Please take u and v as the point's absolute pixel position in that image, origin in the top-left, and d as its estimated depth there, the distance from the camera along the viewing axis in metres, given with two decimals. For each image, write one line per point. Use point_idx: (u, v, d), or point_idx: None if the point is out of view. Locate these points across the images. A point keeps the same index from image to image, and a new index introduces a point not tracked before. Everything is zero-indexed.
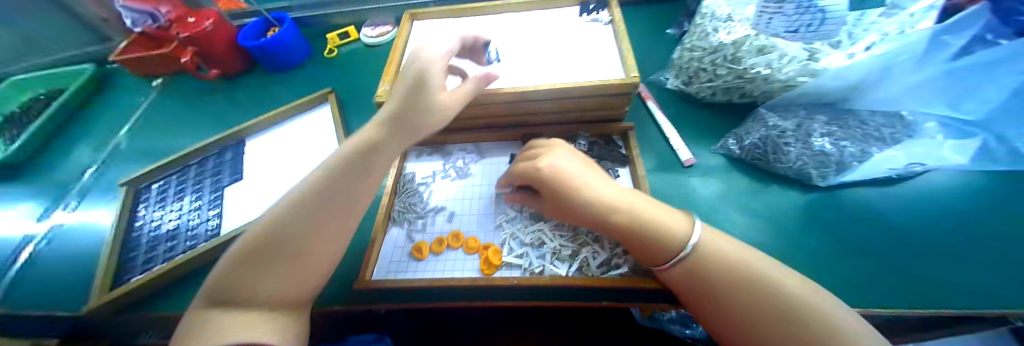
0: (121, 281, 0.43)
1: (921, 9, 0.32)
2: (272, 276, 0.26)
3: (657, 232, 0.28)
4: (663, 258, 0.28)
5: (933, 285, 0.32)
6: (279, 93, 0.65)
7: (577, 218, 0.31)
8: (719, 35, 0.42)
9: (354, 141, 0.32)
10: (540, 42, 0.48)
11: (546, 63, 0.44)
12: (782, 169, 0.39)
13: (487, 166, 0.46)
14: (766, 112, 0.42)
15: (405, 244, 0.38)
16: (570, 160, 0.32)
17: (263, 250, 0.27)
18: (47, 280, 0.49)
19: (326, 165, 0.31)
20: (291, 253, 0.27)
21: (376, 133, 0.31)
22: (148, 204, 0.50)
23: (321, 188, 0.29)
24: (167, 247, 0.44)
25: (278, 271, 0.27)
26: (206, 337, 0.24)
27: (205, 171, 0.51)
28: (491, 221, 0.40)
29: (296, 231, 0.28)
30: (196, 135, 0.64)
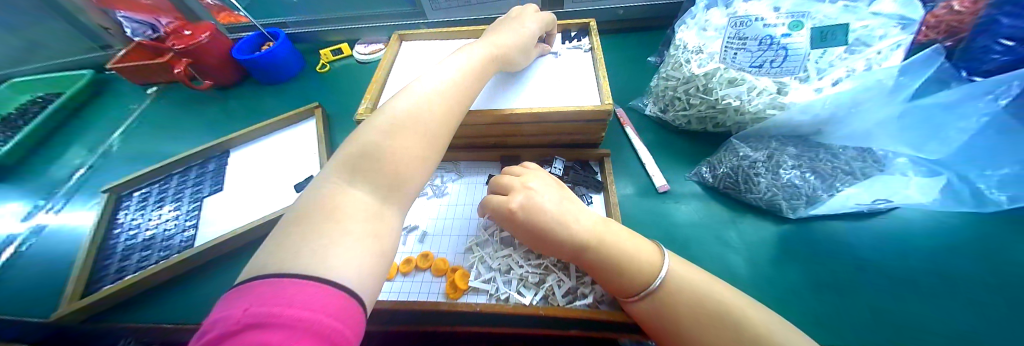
0: (91, 289, 0.42)
1: (887, 47, 0.34)
2: (360, 205, 0.24)
3: (626, 264, 0.28)
4: (631, 291, 0.28)
5: (906, 326, 0.31)
6: (269, 104, 0.67)
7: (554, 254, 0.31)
8: (691, 67, 0.43)
9: (380, 117, 0.30)
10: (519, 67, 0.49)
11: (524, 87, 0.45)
12: (753, 199, 0.40)
13: (463, 186, 0.46)
14: (738, 143, 0.42)
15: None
16: (543, 194, 0.32)
17: (323, 205, 0.23)
18: (20, 283, 0.49)
19: (353, 142, 0.28)
20: (393, 159, 0.27)
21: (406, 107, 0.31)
22: (129, 211, 0.50)
23: (365, 147, 0.27)
24: (140, 256, 0.44)
25: (377, 182, 0.26)
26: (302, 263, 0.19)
27: (187, 181, 0.52)
28: (462, 242, 0.39)
29: (362, 175, 0.26)
30: (186, 143, 0.65)
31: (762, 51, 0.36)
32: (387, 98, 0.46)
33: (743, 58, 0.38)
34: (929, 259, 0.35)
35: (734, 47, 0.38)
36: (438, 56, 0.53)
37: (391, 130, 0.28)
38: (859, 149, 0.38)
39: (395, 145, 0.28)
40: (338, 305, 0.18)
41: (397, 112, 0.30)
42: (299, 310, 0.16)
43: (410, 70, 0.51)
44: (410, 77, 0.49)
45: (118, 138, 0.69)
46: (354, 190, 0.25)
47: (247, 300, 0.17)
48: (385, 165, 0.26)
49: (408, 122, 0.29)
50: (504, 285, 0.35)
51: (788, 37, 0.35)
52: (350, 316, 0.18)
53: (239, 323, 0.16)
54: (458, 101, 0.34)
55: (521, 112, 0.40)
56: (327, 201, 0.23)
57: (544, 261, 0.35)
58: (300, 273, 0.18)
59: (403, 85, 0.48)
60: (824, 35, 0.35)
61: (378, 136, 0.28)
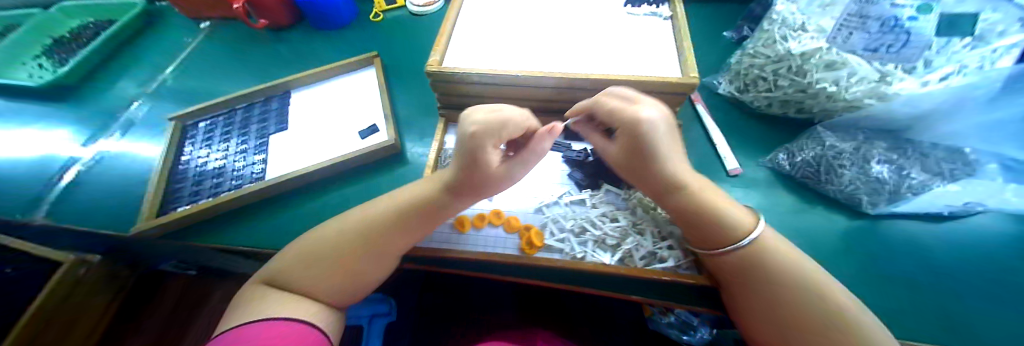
0: (166, 210, 0.44)
1: (1006, 45, 0.30)
2: (328, 265, 0.32)
3: (720, 221, 0.29)
4: (718, 244, 0.29)
5: (970, 323, 0.31)
6: (323, 50, 0.66)
7: (639, 182, 0.32)
8: (789, 44, 0.40)
9: (404, 192, 0.36)
10: (591, 31, 0.47)
11: (600, 53, 0.44)
12: (832, 190, 0.39)
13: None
14: (824, 131, 0.40)
15: (445, 216, 0.39)
16: (661, 125, 0.28)
17: (309, 259, 0.32)
18: (93, 199, 0.51)
19: (367, 207, 0.35)
20: (379, 245, 0.33)
21: (422, 189, 0.35)
22: (194, 141, 0.52)
23: (363, 219, 0.34)
24: (212, 184, 0.46)
25: (355, 252, 0.33)
26: (274, 304, 0.30)
27: (251, 117, 0.52)
28: (532, 200, 0.40)
29: (342, 244, 0.33)
30: (238, 82, 0.65)
31: (881, 34, 0.32)
32: (456, 51, 0.45)
33: (857, 39, 0.34)
34: (1002, 268, 0.34)
35: (850, 25, 0.34)
36: (506, 13, 0.51)
37: (312, 258, 0.33)
38: (949, 149, 0.35)
39: (349, 256, 0.33)
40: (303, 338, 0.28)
41: (401, 196, 0.35)
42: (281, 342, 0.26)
43: (478, 25, 0.49)
44: (479, 33, 0.48)
45: (173, 71, 0.70)
46: (335, 255, 0.32)
47: (250, 332, 0.27)
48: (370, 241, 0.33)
49: (398, 209, 0.34)
50: (579, 244, 0.35)
51: (918, 21, 0.29)
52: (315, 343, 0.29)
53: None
54: (429, 216, 0.35)
55: (598, 78, 0.39)
56: (314, 256, 0.33)
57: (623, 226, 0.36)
58: (271, 316, 0.29)
59: (471, 39, 0.47)
60: (955, 22, 0.30)
61: (304, 262, 0.32)
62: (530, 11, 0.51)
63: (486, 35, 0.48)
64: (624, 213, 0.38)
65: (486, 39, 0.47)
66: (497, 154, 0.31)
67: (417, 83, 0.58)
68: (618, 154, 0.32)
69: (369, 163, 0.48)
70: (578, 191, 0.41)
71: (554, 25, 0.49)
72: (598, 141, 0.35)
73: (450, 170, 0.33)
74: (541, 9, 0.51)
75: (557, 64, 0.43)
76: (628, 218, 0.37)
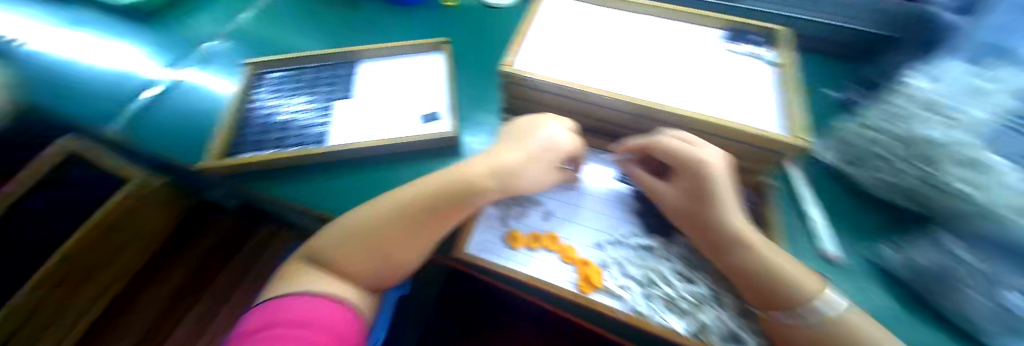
0: (234, 153, 0.45)
1: None
2: (364, 246, 0.36)
3: (776, 276, 0.29)
4: (777, 304, 0.28)
5: None
6: (394, 23, 0.66)
7: (693, 222, 0.34)
8: (930, 129, 0.37)
9: (450, 172, 0.39)
10: (684, 60, 0.43)
11: (693, 86, 0.40)
12: (943, 305, 0.32)
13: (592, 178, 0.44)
14: (953, 240, 0.33)
15: (500, 227, 0.39)
16: (723, 174, 0.32)
17: (354, 234, 0.37)
18: (164, 126, 0.54)
19: (411, 188, 0.39)
20: (408, 237, 0.36)
21: (467, 172, 0.38)
22: (263, 90, 0.53)
23: (403, 203, 0.37)
24: (274, 136, 0.47)
25: (386, 238, 0.36)
26: (316, 271, 0.37)
27: (320, 79, 0.54)
28: (591, 236, 0.38)
29: (377, 228, 0.36)
30: (311, 39, 0.67)
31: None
32: (532, 52, 0.43)
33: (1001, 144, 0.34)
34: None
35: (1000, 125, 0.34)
36: (590, 24, 0.48)
37: (352, 235, 0.37)
38: None
39: (383, 242, 0.36)
40: (331, 305, 0.34)
41: (448, 177, 0.38)
42: (314, 318, 0.33)
43: (560, 29, 0.47)
44: (559, 37, 0.45)
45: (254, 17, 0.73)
46: (371, 237, 0.36)
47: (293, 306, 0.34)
48: (404, 228, 0.36)
49: (435, 198, 0.37)
50: (644, 297, 0.32)
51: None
52: (340, 313, 0.35)
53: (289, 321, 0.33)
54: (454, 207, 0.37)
55: (688, 114, 0.35)
56: (357, 233, 0.37)
57: (700, 291, 0.32)
58: (304, 290, 0.35)
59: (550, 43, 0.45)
60: None
61: (339, 240, 0.37)
62: (618, 26, 0.48)
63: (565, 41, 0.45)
64: (702, 275, 0.34)
65: (566, 45, 0.44)
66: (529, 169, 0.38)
67: (483, 76, 0.57)
68: (681, 196, 0.35)
69: (423, 149, 0.48)
70: (644, 235, 0.38)
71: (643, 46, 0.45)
72: (651, 182, 0.38)
73: (499, 161, 0.38)
74: (631, 25, 0.48)
75: (643, 87, 0.39)
76: (710, 286, 0.33)
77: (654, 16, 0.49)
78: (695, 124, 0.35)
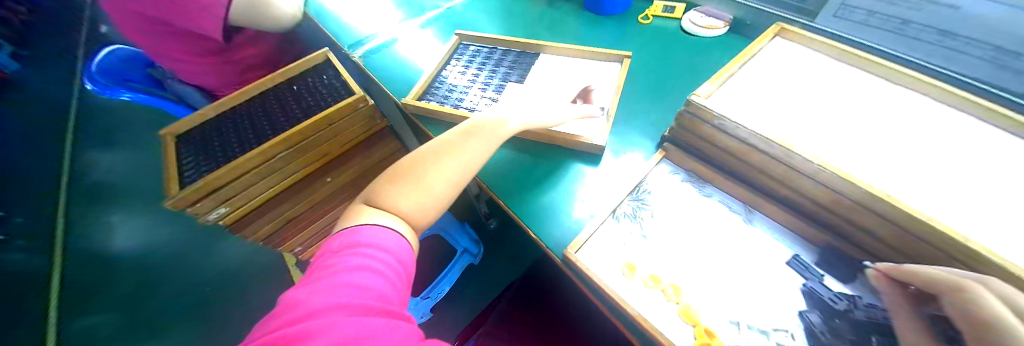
0: (425, 98, 0.65)
1: None
2: (418, 172, 0.45)
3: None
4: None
5: None
6: (584, 31, 0.77)
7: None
8: None
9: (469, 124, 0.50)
10: (920, 158, 0.34)
11: (935, 190, 0.31)
12: None
13: (754, 262, 0.40)
14: None
15: (618, 252, 0.42)
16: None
17: (406, 168, 0.46)
18: (393, 64, 0.75)
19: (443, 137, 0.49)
20: (451, 163, 0.46)
21: (478, 124, 0.50)
22: (461, 58, 0.71)
23: (442, 142, 0.48)
24: (456, 97, 0.64)
25: (430, 166, 0.45)
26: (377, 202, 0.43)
27: (504, 61, 0.69)
28: (727, 310, 0.37)
29: (425, 158, 0.46)
30: (506, 29, 0.81)
31: None
32: (722, 89, 0.42)
33: None
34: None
35: None
36: (803, 76, 0.44)
37: (401, 170, 0.46)
38: None
39: (433, 166, 0.45)
40: (401, 243, 0.39)
41: (473, 125, 0.50)
42: (385, 245, 0.37)
43: (768, 78, 0.44)
44: (752, 87, 0.43)
45: None
46: (423, 168, 0.45)
47: (364, 233, 0.37)
48: (444, 152, 0.47)
49: (464, 135, 0.49)
50: None
51: None
52: (407, 251, 0.39)
53: (358, 245, 0.36)
54: (480, 136, 0.49)
55: (919, 219, 0.28)
56: (406, 170, 0.46)
57: None
58: (374, 224, 0.39)
59: (745, 86, 0.43)
60: None
61: (387, 181, 0.45)
62: (832, 90, 0.42)
63: (773, 90, 0.43)
64: None
65: (769, 95, 0.42)
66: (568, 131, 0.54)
67: (661, 95, 0.62)
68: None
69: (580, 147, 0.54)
70: (812, 345, 0.33)
71: (874, 124, 0.38)
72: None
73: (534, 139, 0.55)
74: (858, 91, 0.42)
75: (857, 170, 0.33)
76: None
77: (889, 100, 0.40)
78: (916, 229, 0.29)
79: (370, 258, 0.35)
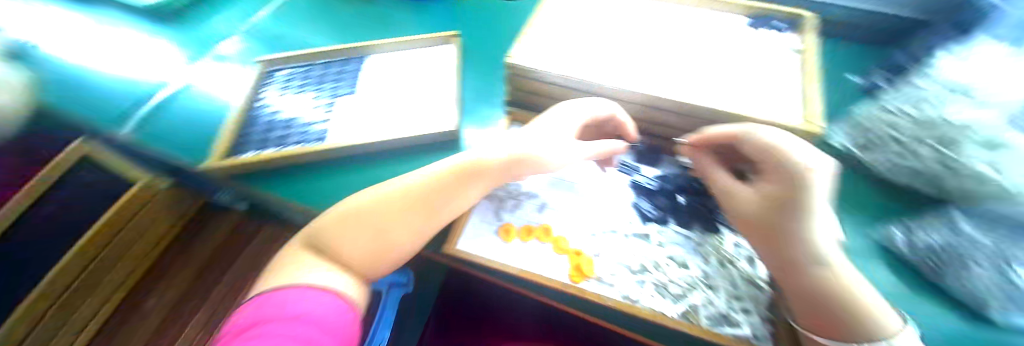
0: (236, 151, 0.48)
1: None
2: (365, 224, 0.34)
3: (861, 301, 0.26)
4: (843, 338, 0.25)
5: None
6: (407, 21, 0.68)
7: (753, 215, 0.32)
8: (942, 110, 0.36)
9: (445, 169, 0.38)
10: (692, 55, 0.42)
11: (710, 78, 0.39)
12: (955, 292, 0.34)
13: (603, 183, 0.47)
14: (964, 220, 0.34)
15: (492, 222, 0.43)
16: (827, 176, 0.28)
17: (347, 218, 0.34)
18: (184, 125, 0.55)
19: (406, 185, 0.36)
20: (403, 222, 0.34)
21: (452, 167, 0.38)
22: (271, 86, 0.56)
23: (412, 193, 0.36)
24: (280, 133, 0.49)
25: (375, 220, 0.34)
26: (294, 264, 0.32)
27: (328, 73, 0.57)
28: (589, 228, 0.42)
29: (366, 212, 0.34)
30: (328, 35, 0.67)
31: None
32: (551, 46, 0.43)
33: None
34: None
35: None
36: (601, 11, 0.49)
37: (346, 216, 0.34)
38: None
39: (385, 222, 0.34)
40: (338, 306, 0.28)
41: (440, 166, 0.39)
42: (302, 309, 0.26)
43: (572, 18, 0.47)
44: (571, 34, 0.45)
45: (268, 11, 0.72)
46: (362, 226, 0.34)
47: (264, 310, 0.27)
48: (396, 201, 0.35)
49: (434, 187, 0.36)
50: (637, 283, 0.37)
51: None
52: (347, 321, 0.28)
53: (252, 325, 0.25)
54: (445, 191, 0.37)
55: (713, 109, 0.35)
56: (353, 217, 0.34)
57: (693, 279, 0.37)
58: (298, 283, 0.29)
59: (565, 35, 0.45)
60: None
61: (332, 222, 0.34)
62: (625, 18, 0.48)
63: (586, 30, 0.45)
64: (697, 262, 0.39)
65: (585, 37, 0.44)
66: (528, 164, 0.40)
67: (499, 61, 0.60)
68: (766, 197, 0.31)
69: (423, 141, 0.49)
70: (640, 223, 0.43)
71: (659, 38, 0.45)
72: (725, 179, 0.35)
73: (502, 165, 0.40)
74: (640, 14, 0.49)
75: (666, 82, 0.38)
76: (703, 269, 0.38)
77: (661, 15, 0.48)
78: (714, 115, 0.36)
79: (273, 338, 0.24)
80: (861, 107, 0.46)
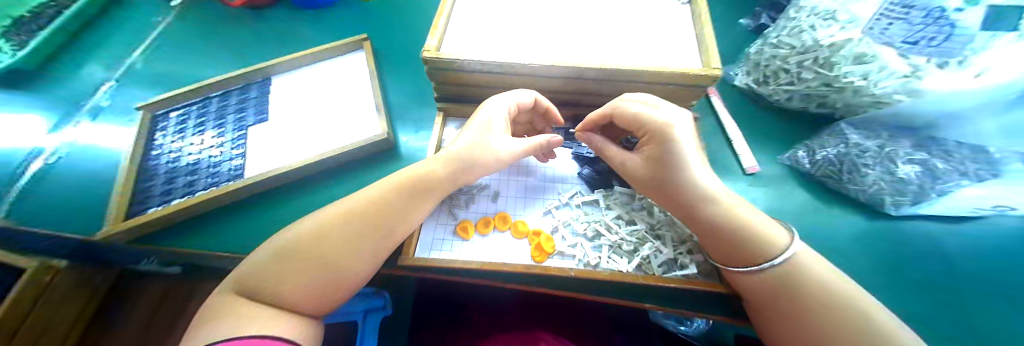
0: (138, 211, 0.43)
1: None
2: (315, 254, 0.29)
3: (750, 226, 0.30)
4: (745, 261, 0.30)
5: (977, 327, 0.33)
6: (307, 33, 0.62)
7: (645, 178, 0.34)
8: (817, 34, 0.40)
9: (406, 175, 0.35)
10: (594, 21, 0.43)
11: (612, 42, 0.40)
12: (854, 190, 0.39)
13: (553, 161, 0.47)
14: (848, 128, 0.40)
15: (450, 222, 0.41)
16: (686, 126, 0.32)
17: (291, 251, 0.29)
18: (61, 198, 0.47)
19: (353, 204, 0.33)
20: (361, 245, 0.31)
21: (418, 170, 0.36)
22: (166, 133, 0.50)
23: (365, 210, 0.32)
24: (185, 181, 0.44)
25: (326, 248, 0.30)
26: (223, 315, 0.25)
27: (229, 106, 0.52)
28: (542, 206, 0.43)
29: (314, 241, 0.30)
30: (221, 65, 0.60)
31: (922, 26, 0.31)
32: (457, 36, 0.41)
33: (895, 31, 0.33)
34: (1009, 263, 0.37)
35: (890, 16, 0.33)
36: None
37: (288, 252, 0.29)
38: (944, 149, 0.36)
39: (339, 249, 0.30)
40: None
41: (394, 176, 0.36)
42: None
43: (477, 4, 0.45)
44: (475, 20, 0.43)
45: (145, 49, 0.64)
46: (313, 256, 0.29)
47: None
48: (350, 224, 0.31)
49: (390, 201, 0.33)
50: (594, 249, 0.38)
51: (962, 13, 0.28)
52: None
53: None
54: (405, 201, 0.34)
55: (622, 70, 0.36)
56: (300, 249, 0.29)
57: (641, 232, 0.39)
58: (246, 331, 0.23)
59: (469, 21, 0.43)
60: (1003, 14, 0.27)
61: (272, 260, 0.29)
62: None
63: (489, 14, 0.44)
64: (641, 216, 0.41)
65: (489, 21, 0.43)
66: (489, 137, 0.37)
67: (416, 60, 0.58)
68: (649, 159, 0.34)
69: (353, 157, 0.46)
70: (589, 192, 0.44)
71: (562, 10, 0.44)
72: (615, 152, 0.37)
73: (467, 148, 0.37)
74: None
75: (574, 54, 0.39)
76: (646, 222, 0.40)
77: None
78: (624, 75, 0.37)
79: None
80: (754, 45, 0.50)
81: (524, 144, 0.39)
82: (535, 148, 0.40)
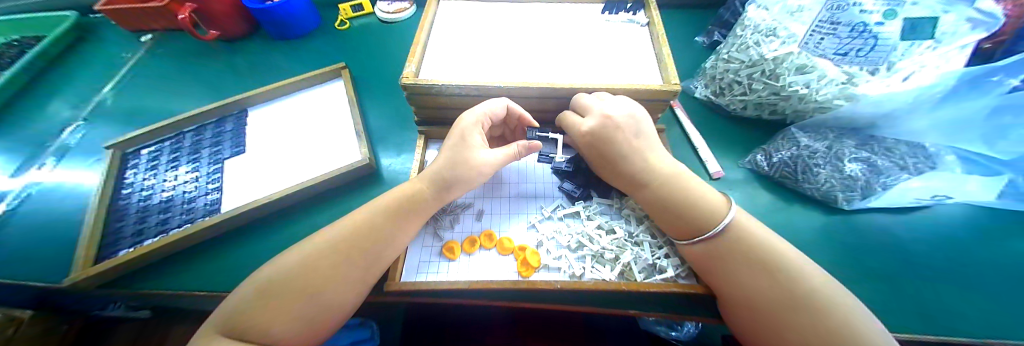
0: (106, 255, 0.41)
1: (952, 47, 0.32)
2: (300, 288, 0.29)
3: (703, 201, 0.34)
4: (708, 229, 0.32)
5: (938, 311, 0.35)
6: (283, 64, 0.63)
7: (609, 164, 0.38)
8: (761, 49, 0.44)
9: (387, 200, 0.36)
10: (560, 45, 0.45)
11: (579, 63, 0.43)
12: (809, 189, 0.42)
13: (533, 177, 0.48)
14: (797, 132, 0.44)
15: (434, 244, 0.41)
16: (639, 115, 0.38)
17: (276, 288, 0.29)
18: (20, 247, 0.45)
19: (335, 233, 0.33)
20: (345, 274, 0.31)
21: (397, 193, 0.37)
22: (137, 170, 0.49)
23: (346, 239, 0.32)
24: (157, 220, 0.43)
25: (309, 280, 0.29)
26: None
27: (205, 140, 0.51)
28: (525, 221, 0.44)
29: (295, 274, 0.30)
30: (193, 98, 0.60)
31: (851, 39, 0.35)
32: (432, 63, 0.43)
33: (828, 44, 0.37)
34: (956, 247, 0.40)
35: (822, 32, 0.37)
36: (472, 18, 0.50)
37: (273, 288, 0.29)
38: (885, 147, 0.40)
39: (327, 281, 0.30)
40: None
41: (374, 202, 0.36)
42: None
43: (450, 34, 0.47)
44: (449, 47, 0.45)
45: (115, 86, 0.63)
46: (300, 288, 0.29)
47: None
48: (331, 254, 0.31)
49: (371, 228, 0.33)
50: (577, 260, 0.40)
51: (884, 25, 0.32)
52: None
53: None
54: (386, 228, 0.34)
55: (591, 89, 0.38)
56: (286, 284, 0.29)
57: (620, 240, 0.41)
58: None
59: (444, 48, 0.45)
60: (916, 25, 0.31)
61: (254, 297, 0.28)
62: (496, 21, 0.49)
63: (462, 41, 0.46)
64: (621, 225, 0.42)
65: (462, 48, 0.45)
66: (467, 152, 0.38)
67: (393, 85, 0.59)
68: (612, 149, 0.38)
69: (333, 185, 0.47)
70: (571, 204, 0.45)
71: (530, 35, 0.47)
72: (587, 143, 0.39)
73: (445, 168, 0.38)
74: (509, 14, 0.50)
75: (544, 76, 0.41)
76: (625, 229, 0.42)
77: (528, 13, 0.50)
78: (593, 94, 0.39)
79: None
80: (709, 59, 0.54)
81: (502, 157, 0.40)
82: (513, 156, 0.41)
